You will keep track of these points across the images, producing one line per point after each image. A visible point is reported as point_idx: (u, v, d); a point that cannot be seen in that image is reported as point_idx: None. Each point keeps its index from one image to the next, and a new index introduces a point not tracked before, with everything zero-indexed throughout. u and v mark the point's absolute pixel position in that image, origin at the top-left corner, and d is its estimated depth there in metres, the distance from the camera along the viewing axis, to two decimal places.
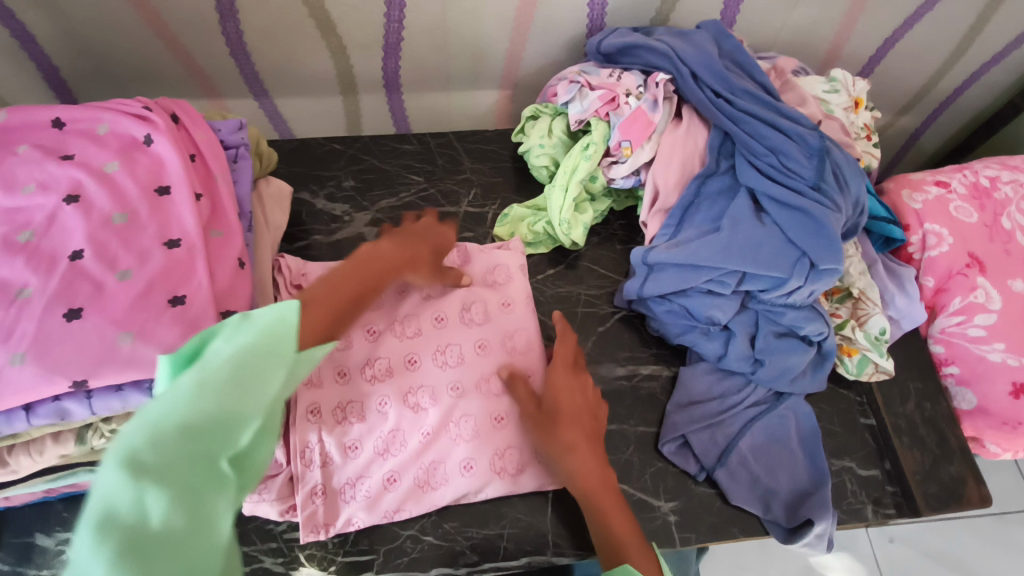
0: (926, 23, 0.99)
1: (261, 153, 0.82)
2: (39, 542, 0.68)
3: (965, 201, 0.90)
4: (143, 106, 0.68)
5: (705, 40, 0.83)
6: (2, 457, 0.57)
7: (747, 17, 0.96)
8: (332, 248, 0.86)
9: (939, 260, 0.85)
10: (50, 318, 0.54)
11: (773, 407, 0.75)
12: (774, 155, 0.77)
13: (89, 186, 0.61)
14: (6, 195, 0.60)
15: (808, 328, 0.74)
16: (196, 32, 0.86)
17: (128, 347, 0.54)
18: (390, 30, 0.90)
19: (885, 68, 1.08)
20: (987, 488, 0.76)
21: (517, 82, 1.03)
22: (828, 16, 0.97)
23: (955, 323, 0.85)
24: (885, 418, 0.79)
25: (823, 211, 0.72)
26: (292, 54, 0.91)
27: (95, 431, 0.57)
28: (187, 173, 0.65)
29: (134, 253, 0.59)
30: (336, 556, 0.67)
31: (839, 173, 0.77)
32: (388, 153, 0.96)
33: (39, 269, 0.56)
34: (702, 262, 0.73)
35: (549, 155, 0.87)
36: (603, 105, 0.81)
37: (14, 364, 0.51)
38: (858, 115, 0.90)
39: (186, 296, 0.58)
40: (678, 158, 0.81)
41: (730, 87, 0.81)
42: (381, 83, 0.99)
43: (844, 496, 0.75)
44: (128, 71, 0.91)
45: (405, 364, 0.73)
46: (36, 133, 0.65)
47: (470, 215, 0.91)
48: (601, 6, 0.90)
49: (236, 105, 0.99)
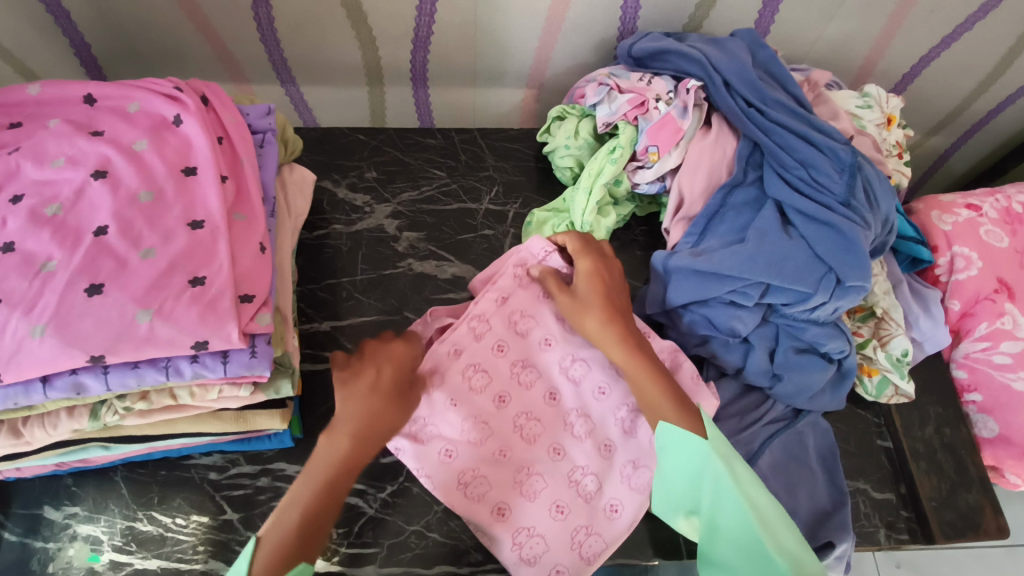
0: (964, 42, 0.98)
1: (286, 140, 0.82)
2: (47, 515, 0.68)
3: (996, 225, 0.89)
4: (174, 86, 0.68)
5: (738, 48, 0.82)
6: (17, 428, 0.57)
7: (781, 28, 0.95)
8: (352, 239, 0.85)
9: (967, 283, 0.84)
10: (72, 293, 0.54)
11: (790, 424, 0.74)
12: (804, 168, 0.76)
13: (119, 164, 0.62)
14: (36, 167, 0.61)
15: (830, 345, 0.73)
16: (228, 17, 0.86)
17: (147, 325, 0.53)
18: (421, 24, 0.90)
19: (917, 86, 1.06)
20: (1004, 519, 0.74)
21: (544, 83, 1.02)
22: (863, 31, 0.96)
23: (981, 349, 0.83)
24: (903, 441, 0.78)
25: (853, 227, 0.71)
26: (322, 43, 0.91)
27: (109, 407, 0.57)
28: (214, 156, 0.65)
29: (159, 232, 0.59)
30: (340, 546, 0.68)
31: (869, 190, 0.76)
32: (411, 146, 0.95)
33: (64, 242, 0.56)
34: (726, 272, 0.72)
35: (574, 156, 0.87)
36: (632, 109, 0.80)
37: (34, 336, 0.51)
38: (891, 132, 0.89)
39: (207, 278, 0.57)
40: (705, 166, 0.80)
41: (762, 98, 0.80)
42: (408, 76, 0.99)
43: (857, 518, 0.74)
44: (158, 52, 0.92)
45: (539, 394, 0.74)
46: (69, 108, 0.66)
47: (491, 213, 0.90)
48: (633, 10, 0.90)
49: (263, 91, 0.99)
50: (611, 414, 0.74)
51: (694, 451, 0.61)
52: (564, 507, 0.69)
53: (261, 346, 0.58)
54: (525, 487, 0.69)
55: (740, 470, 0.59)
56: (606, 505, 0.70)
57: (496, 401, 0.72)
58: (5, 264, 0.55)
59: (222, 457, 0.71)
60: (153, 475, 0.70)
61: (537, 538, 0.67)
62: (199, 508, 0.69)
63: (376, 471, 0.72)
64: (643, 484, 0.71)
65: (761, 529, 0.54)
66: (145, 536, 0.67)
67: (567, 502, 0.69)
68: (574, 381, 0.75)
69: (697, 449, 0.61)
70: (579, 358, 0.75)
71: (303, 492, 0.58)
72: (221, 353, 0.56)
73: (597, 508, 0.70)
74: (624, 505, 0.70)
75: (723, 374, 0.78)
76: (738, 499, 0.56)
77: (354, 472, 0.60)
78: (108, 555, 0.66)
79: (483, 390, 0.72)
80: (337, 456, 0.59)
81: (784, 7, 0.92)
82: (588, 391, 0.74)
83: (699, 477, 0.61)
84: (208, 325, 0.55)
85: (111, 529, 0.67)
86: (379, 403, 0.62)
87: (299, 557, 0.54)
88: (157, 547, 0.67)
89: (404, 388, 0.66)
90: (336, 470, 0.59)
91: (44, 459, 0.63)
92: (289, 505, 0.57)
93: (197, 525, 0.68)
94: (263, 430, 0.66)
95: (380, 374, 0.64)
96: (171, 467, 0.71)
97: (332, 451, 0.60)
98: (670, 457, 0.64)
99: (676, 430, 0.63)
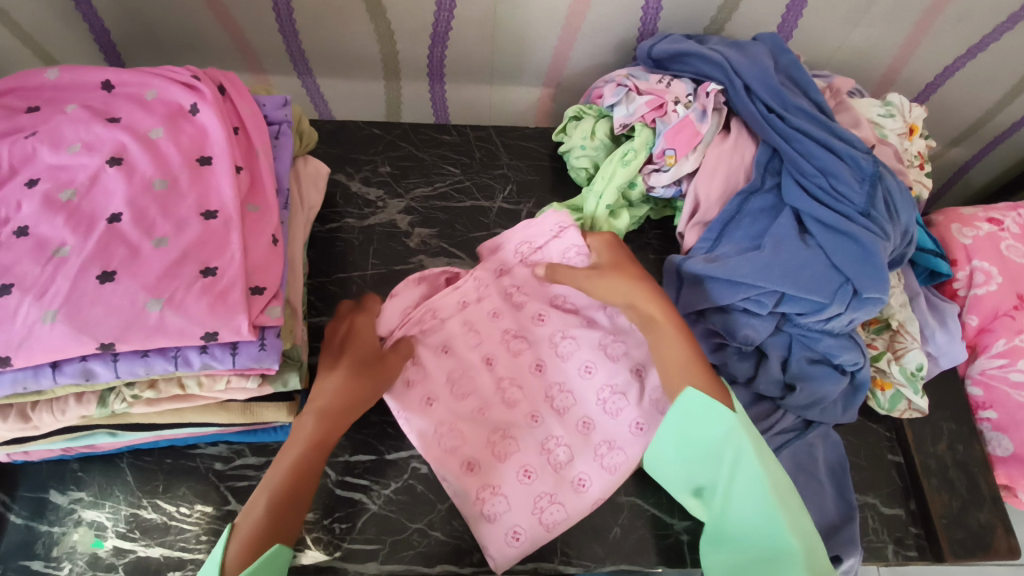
0: (991, 54, 0.96)
1: (302, 132, 0.82)
2: (53, 499, 0.68)
3: (1017, 240, 0.87)
4: (191, 75, 0.67)
5: (761, 52, 0.81)
6: (25, 412, 0.57)
7: (804, 32, 0.94)
8: (363, 233, 0.85)
9: (986, 298, 0.82)
10: (85, 279, 0.54)
11: (800, 435, 0.73)
12: (824, 176, 0.75)
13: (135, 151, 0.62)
14: (52, 152, 0.61)
15: (844, 357, 0.72)
16: (246, 7, 0.86)
17: (158, 314, 0.53)
18: (440, 19, 0.89)
19: (941, 96, 1.04)
20: (1016, 540, 0.73)
21: (560, 82, 1.01)
22: (888, 38, 0.94)
23: (997, 365, 0.82)
24: (915, 457, 0.77)
25: (871, 237, 0.70)
26: (340, 35, 0.91)
27: (117, 394, 0.57)
28: (230, 146, 0.65)
29: (172, 221, 0.58)
30: (342, 541, 0.68)
31: (890, 200, 0.75)
32: (426, 142, 0.95)
33: (78, 229, 0.56)
34: (741, 280, 0.71)
35: (589, 158, 0.86)
36: (650, 111, 0.79)
37: (45, 322, 0.51)
38: (912, 142, 0.87)
39: (218, 269, 0.57)
40: (723, 171, 0.79)
41: (783, 104, 0.79)
42: (425, 71, 0.98)
43: (865, 533, 0.73)
44: (176, 42, 0.92)
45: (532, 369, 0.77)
46: (86, 94, 0.66)
47: (504, 211, 0.90)
48: (655, 10, 0.89)
49: (279, 82, 0.99)
50: (593, 392, 0.75)
51: (717, 426, 0.63)
52: (531, 472, 0.70)
53: (270, 338, 0.58)
54: (524, 473, 0.70)
55: (761, 450, 0.61)
56: (574, 478, 0.71)
57: (485, 359, 0.76)
58: (18, 247, 0.55)
59: (227, 448, 0.71)
60: (159, 463, 0.70)
61: (500, 497, 0.69)
62: (203, 498, 0.69)
63: (380, 467, 0.72)
64: (616, 464, 0.71)
65: (780, 510, 0.58)
66: (148, 524, 0.67)
67: (534, 467, 0.71)
68: (562, 357, 0.77)
69: (722, 422, 0.62)
70: (569, 335, 0.78)
71: (275, 478, 0.60)
72: (231, 344, 0.56)
73: (565, 478, 0.70)
74: (591, 480, 0.70)
75: (732, 382, 0.76)
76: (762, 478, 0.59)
77: (326, 448, 0.63)
78: (112, 542, 0.66)
79: (474, 348, 0.76)
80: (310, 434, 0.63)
81: (808, 11, 0.90)
82: (573, 367, 0.77)
83: (715, 454, 0.63)
84: (218, 316, 0.54)
85: (115, 516, 0.67)
86: (346, 377, 0.66)
87: (276, 537, 0.57)
88: (160, 536, 0.67)
89: (371, 362, 0.69)
90: (309, 448, 0.62)
91: (52, 443, 0.63)
92: (261, 490, 0.59)
93: (200, 515, 0.68)
94: (269, 423, 0.66)
95: (343, 351, 0.69)
96: (177, 456, 0.71)
97: (303, 430, 0.63)
98: (684, 422, 0.65)
99: (702, 399, 0.64)
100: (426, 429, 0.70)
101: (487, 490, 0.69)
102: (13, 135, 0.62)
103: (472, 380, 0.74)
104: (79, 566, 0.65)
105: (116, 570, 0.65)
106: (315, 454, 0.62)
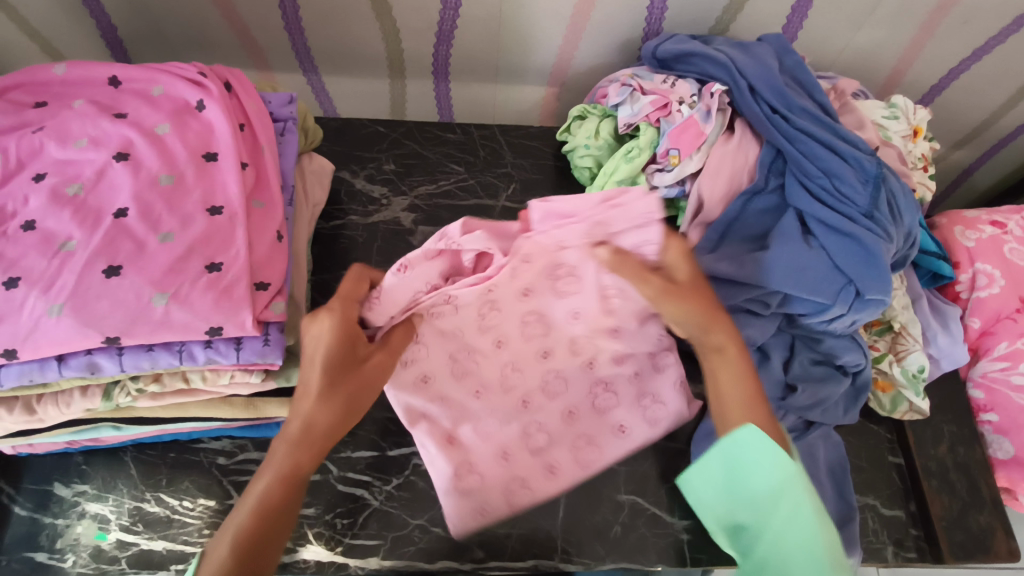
0: (996, 56, 0.96)
1: (307, 128, 0.82)
2: (57, 492, 0.69)
3: (1021, 243, 0.87)
4: (198, 71, 0.68)
5: (766, 54, 0.81)
6: (31, 405, 0.57)
7: (809, 34, 0.94)
8: (367, 231, 0.85)
9: (989, 301, 0.82)
10: (91, 273, 0.54)
11: (801, 436, 0.73)
12: (828, 178, 0.75)
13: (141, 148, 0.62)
14: (59, 147, 0.61)
15: (847, 358, 0.73)
16: (252, 4, 0.86)
17: (164, 307, 0.54)
18: (445, 18, 0.89)
19: (946, 98, 1.04)
20: (1016, 543, 0.73)
21: (565, 81, 1.02)
22: (893, 39, 0.94)
23: (999, 368, 0.82)
24: (915, 459, 0.77)
25: (874, 239, 0.70)
26: (346, 33, 0.91)
27: (122, 388, 0.58)
28: (236, 141, 0.65)
29: (177, 216, 0.59)
30: (344, 537, 0.68)
31: (894, 203, 0.75)
32: (431, 140, 0.95)
33: (84, 223, 0.57)
34: (744, 280, 0.72)
35: (593, 156, 0.86)
36: (654, 110, 0.80)
37: (51, 315, 0.52)
38: (916, 144, 0.87)
39: (223, 264, 0.57)
40: (727, 172, 0.79)
41: (787, 105, 0.79)
42: (430, 70, 0.99)
43: (865, 534, 0.73)
44: (183, 39, 0.92)
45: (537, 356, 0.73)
46: (93, 89, 0.66)
47: (507, 210, 0.90)
48: (660, 11, 0.89)
49: (285, 80, 0.99)
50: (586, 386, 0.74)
51: (769, 469, 0.53)
52: (508, 455, 0.71)
53: (274, 333, 0.58)
54: (502, 454, 0.71)
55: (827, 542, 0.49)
56: (547, 463, 0.72)
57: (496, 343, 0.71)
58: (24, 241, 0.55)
59: (231, 442, 0.72)
60: (162, 457, 0.71)
61: (474, 476, 0.70)
62: (206, 492, 0.69)
63: (382, 463, 0.72)
64: (590, 460, 0.73)
65: None
66: (152, 517, 0.68)
67: (512, 450, 0.71)
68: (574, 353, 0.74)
69: (778, 467, 0.52)
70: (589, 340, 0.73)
71: (235, 520, 0.52)
72: (236, 338, 0.56)
73: (537, 463, 0.71)
74: (562, 467, 0.72)
75: None
76: (819, 562, 0.48)
77: (301, 479, 0.55)
78: (115, 534, 0.67)
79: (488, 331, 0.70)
80: (280, 470, 0.54)
81: (813, 12, 0.90)
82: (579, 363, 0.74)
83: (763, 500, 0.53)
84: (222, 311, 0.55)
85: (119, 509, 0.68)
86: (322, 394, 0.55)
87: None
88: (163, 529, 0.67)
89: (349, 372, 0.57)
90: (277, 482, 0.54)
91: (57, 436, 0.64)
92: (223, 532, 0.52)
93: (203, 509, 0.68)
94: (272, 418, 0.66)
95: (316, 357, 0.55)
96: (181, 450, 0.71)
97: (275, 460, 0.54)
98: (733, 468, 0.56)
99: (760, 438, 0.53)
100: (418, 405, 0.70)
101: (464, 467, 0.70)
102: (21, 130, 0.62)
103: (473, 372, 0.72)
104: (83, 559, 0.65)
105: (120, 563, 0.65)
106: (287, 489, 0.54)
